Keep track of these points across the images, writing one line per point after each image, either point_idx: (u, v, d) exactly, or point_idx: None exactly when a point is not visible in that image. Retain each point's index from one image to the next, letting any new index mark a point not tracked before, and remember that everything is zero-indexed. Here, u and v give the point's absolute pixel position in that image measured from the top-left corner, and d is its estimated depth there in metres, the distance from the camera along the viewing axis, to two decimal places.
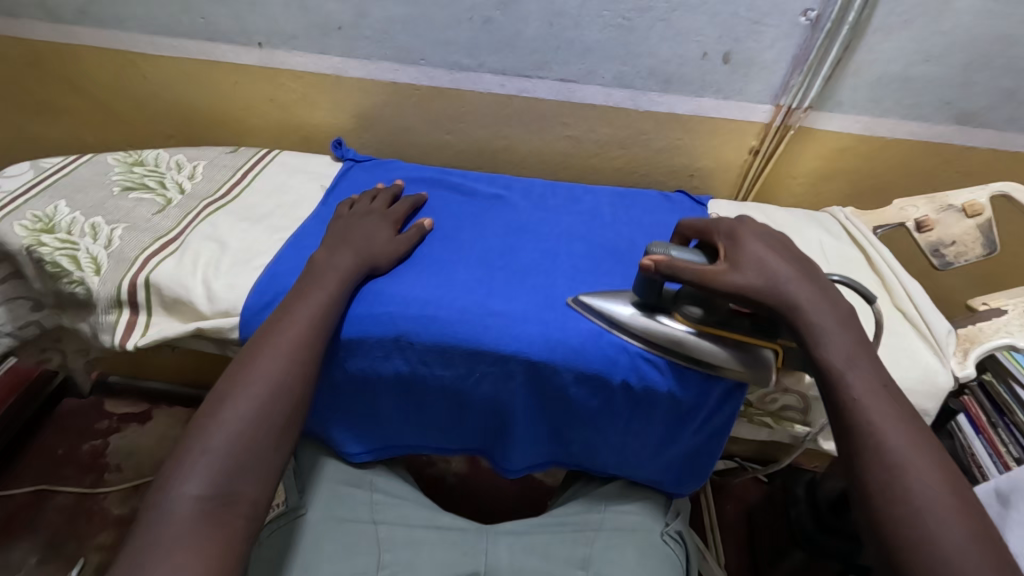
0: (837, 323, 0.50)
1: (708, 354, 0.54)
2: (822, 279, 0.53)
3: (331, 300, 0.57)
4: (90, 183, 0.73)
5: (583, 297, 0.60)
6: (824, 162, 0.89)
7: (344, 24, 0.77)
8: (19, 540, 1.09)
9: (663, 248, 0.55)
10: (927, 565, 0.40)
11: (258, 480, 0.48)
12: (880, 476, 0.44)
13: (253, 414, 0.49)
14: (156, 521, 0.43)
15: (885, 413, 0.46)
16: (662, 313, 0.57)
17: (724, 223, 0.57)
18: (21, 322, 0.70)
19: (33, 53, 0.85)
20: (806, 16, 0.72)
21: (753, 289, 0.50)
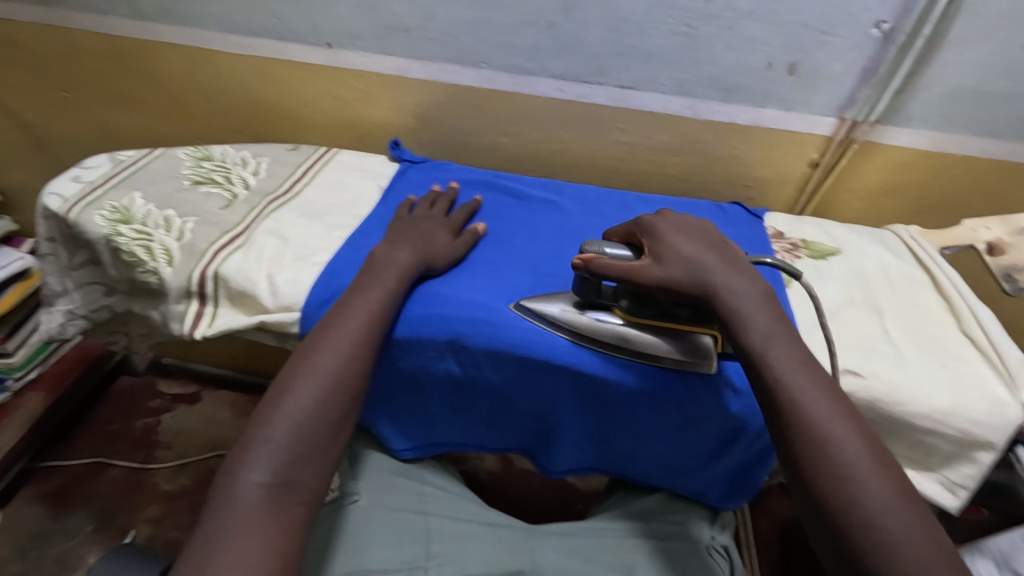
0: (755, 302, 0.53)
1: (650, 345, 0.57)
2: (742, 263, 0.57)
3: (389, 299, 0.58)
4: (163, 176, 0.76)
5: (524, 302, 0.60)
6: (885, 176, 0.85)
7: (411, 26, 0.79)
8: (76, 508, 1.15)
9: (595, 248, 0.58)
10: (858, 524, 0.44)
11: (315, 469, 0.50)
12: (806, 446, 0.47)
13: (314, 406, 0.51)
14: (226, 505, 0.46)
15: (806, 386, 0.49)
16: (599, 309, 0.59)
17: (645, 221, 0.60)
18: (95, 306, 0.75)
19: (116, 48, 0.90)
20: (879, 27, 0.70)
21: (675, 277, 0.54)
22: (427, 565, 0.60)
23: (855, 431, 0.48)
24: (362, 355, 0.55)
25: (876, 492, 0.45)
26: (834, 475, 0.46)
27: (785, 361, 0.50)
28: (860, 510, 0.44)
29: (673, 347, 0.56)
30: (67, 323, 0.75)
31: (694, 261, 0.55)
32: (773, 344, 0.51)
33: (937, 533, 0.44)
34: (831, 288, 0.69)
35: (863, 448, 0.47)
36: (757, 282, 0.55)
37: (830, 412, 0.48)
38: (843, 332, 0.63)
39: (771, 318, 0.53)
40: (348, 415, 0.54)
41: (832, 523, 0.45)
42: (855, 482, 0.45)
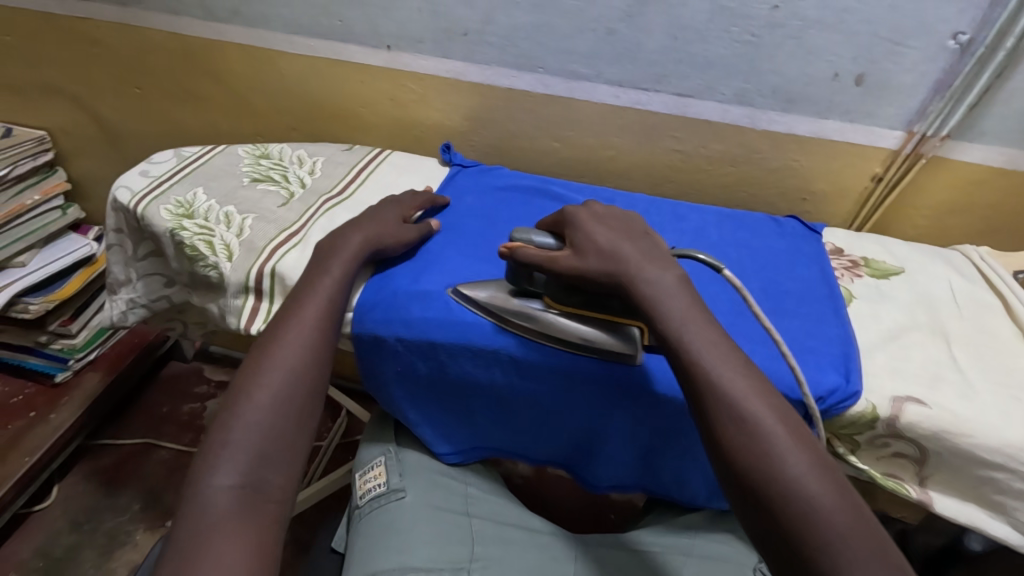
0: (671, 286, 0.53)
1: (577, 333, 0.58)
2: (662, 251, 0.57)
3: (336, 292, 0.60)
4: (224, 173, 0.79)
5: (461, 287, 0.62)
6: (954, 194, 0.81)
7: (470, 30, 0.80)
8: (126, 486, 1.20)
9: (524, 235, 0.60)
10: (784, 497, 0.43)
11: (282, 467, 0.50)
12: (729, 425, 0.46)
13: (272, 401, 0.52)
14: (192, 511, 0.45)
15: (723, 363, 0.49)
16: (532, 298, 0.60)
17: (569, 212, 0.62)
18: (155, 296, 0.78)
19: (187, 48, 0.93)
20: (955, 39, 0.67)
21: (590, 266, 0.56)
22: (471, 566, 0.58)
23: (774, 407, 0.47)
24: (318, 346, 0.57)
25: (797, 466, 0.44)
26: (752, 453, 0.45)
27: (701, 343, 0.50)
28: (783, 485, 0.43)
29: (600, 334, 0.57)
30: (129, 311, 0.79)
31: (609, 250, 0.56)
32: (689, 327, 0.51)
33: (860, 502, 0.43)
34: (894, 310, 0.66)
35: (781, 421, 0.46)
36: (672, 267, 0.55)
37: (746, 390, 0.47)
38: (907, 357, 0.61)
39: (687, 301, 0.53)
40: (308, 407, 0.54)
41: (755, 500, 0.44)
42: (775, 457, 0.44)
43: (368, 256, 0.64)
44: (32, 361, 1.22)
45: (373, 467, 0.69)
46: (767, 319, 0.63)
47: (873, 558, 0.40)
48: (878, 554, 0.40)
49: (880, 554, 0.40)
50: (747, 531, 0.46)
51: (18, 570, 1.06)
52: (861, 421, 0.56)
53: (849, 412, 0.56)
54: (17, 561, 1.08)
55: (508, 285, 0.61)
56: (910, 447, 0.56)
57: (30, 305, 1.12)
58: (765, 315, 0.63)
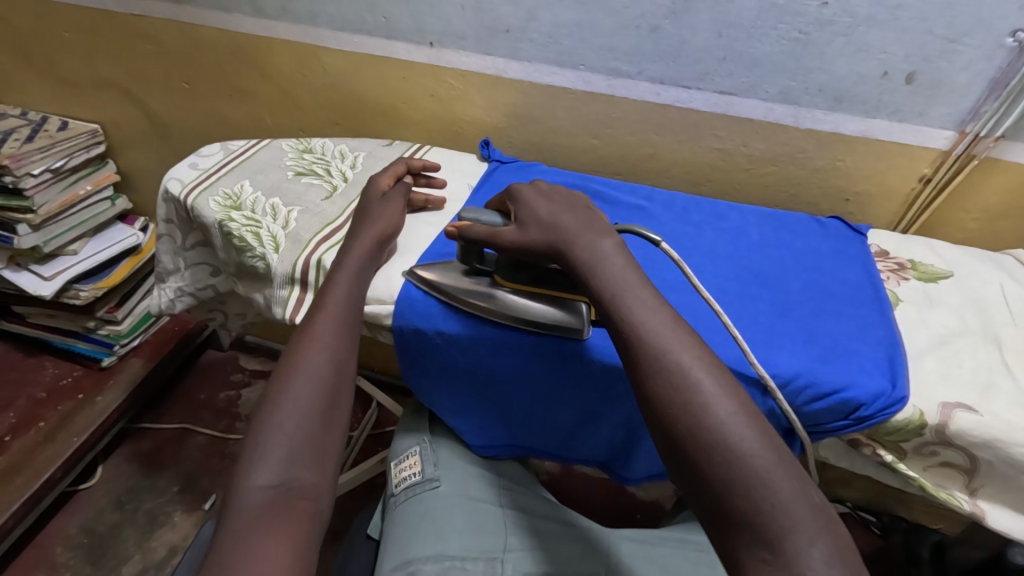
0: (607, 250, 0.54)
1: (524, 308, 0.59)
2: (602, 223, 0.58)
3: (354, 303, 0.61)
4: (269, 166, 0.81)
5: (415, 270, 0.64)
6: (1009, 197, 0.79)
7: (513, 27, 0.80)
8: (166, 468, 1.24)
9: (470, 215, 0.63)
10: (710, 449, 0.42)
11: (315, 467, 0.51)
12: (658, 384, 0.46)
13: (302, 408, 0.53)
14: (229, 511, 0.46)
15: (651, 321, 0.49)
16: (483, 276, 0.63)
17: (516, 190, 0.64)
18: (201, 285, 0.80)
19: (235, 43, 0.95)
20: (1015, 36, 0.65)
21: (529, 239, 0.58)
22: (503, 558, 0.58)
23: (700, 359, 0.47)
24: (341, 354, 0.58)
25: (721, 414, 0.43)
26: (677, 405, 0.44)
27: (631, 300, 0.50)
28: (705, 433, 0.42)
29: (547, 309, 0.59)
30: (176, 299, 0.81)
31: (550, 222, 0.58)
32: (622, 285, 0.52)
33: (785, 448, 0.42)
34: (943, 315, 0.65)
35: (706, 372, 0.46)
36: (608, 234, 0.56)
37: (671, 342, 0.47)
38: (956, 363, 0.59)
39: (621, 263, 0.53)
40: (334, 412, 0.55)
41: (680, 452, 0.43)
42: (699, 405, 0.44)
43: (379, 258, 0.65)
44: (81, 345, 1.28)
45: (407, 457, 0.70)
46: (809, 320, 0.62)
47: (793, 501, 0.39)
48: (800, 497, 0.40)
49: (803, 498, 0.40)
50: (677, 485, 0.45)
51: (64, 545, 1.11)
52: (908, 428, 0.55)
53: (896, 418, 0.55)
54: (64, 536, 1.12)
55: (461, 264, 0.64)
56: (959, 457, 0.55)
57: (81, 292, 1.17)
58: (810, 316, 0.62)
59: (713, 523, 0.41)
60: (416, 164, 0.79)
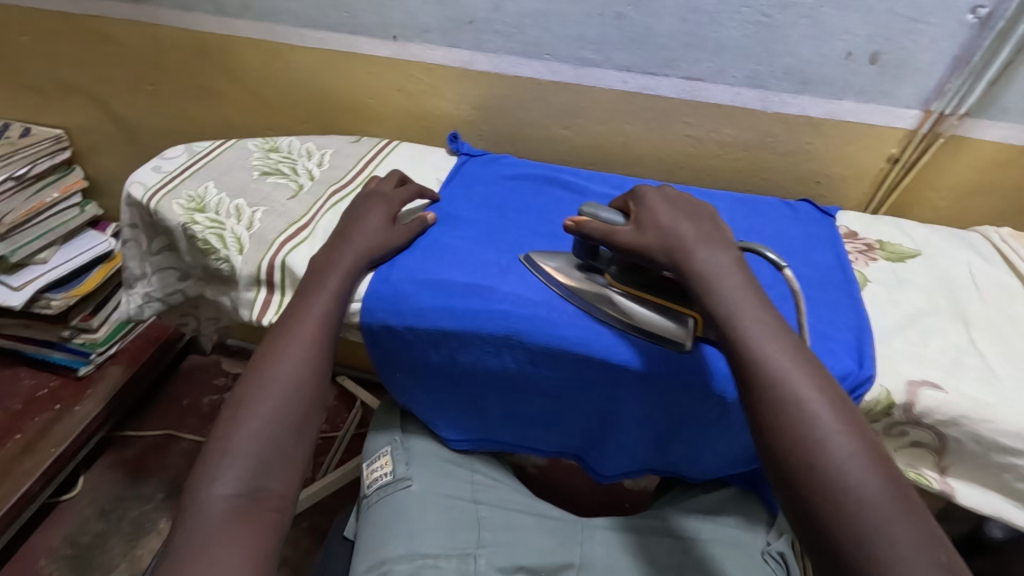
0: (725, 267, 0.53)
1: (632, 314, 0.57)
2: (723, 235, 0.57)
3: (336, 305, 0.60)
4: (234, 167, 0.79)
5: (533, 254, 0.65)
6: (977, 174, 0.79)
7: (476, 18, 0.79)
8: (151, 476, 1.23)
9: (592, 210, 0.60)
10: (825, 486, 0.42)
11: (280, 475, 0.50)
12: (772, 408, 0.46)
13: (272, 414, 0.52)
14: (192, 519, 0.46)
15: (773, 344, 0.48)
16: (595, 275, 0.61)
17: (639, 193, 0.62)
18: (170, 289, 0.79)
19: (197, 42, 0.94)
20: (975, 13, 0.65)
21: (647, 242, 0.56)
22: (477, 553, 0.60)
23: (822, 389, 0.46)
24: (318, 357, 0.57)
25: (842, 451, 0.43)
26: (794, 435, 0.44)
27: (749, 319, 0.50)
28: (824, 468, 0.42)
29: (659, 317, 0.56)
30: (145, 305, 0.80)
31: (668, 228, 0.56)
32: (740, 305, 0.50)
33: (912, 496, 0.41)
34: (912, 295, 0.65)
35: (830, 405, 0.45)
36: (729, 250, 0.55)
37: (794, 370, 0.47)
38: (925, 342, 0.60)
39: (739, 281, 0.52)
40: (306, 420, 0.54)
41: (791, 483, 0.44)
42: (818, 439, 0.44)
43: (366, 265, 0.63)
44: (56, 356, 1.25)
45: (379, 457, 0.70)
46: (775, 304, 0.61)
47: (916, 556, 0.39)
48: (925, 553, 0.39)
49: (928, 553, 0.39)
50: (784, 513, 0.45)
51: (49, 557, 1.10)
52: (878, 409, 0.55)
53: (864, 399, 0.55)
54: (49, 548, 1.11)
55: (575, 261, 0.63)
56: (928, 436, 0.55)
57: (52, 301, 1.15)
58: (780, 301, 0.62)
59: (822, 561, 0.41)
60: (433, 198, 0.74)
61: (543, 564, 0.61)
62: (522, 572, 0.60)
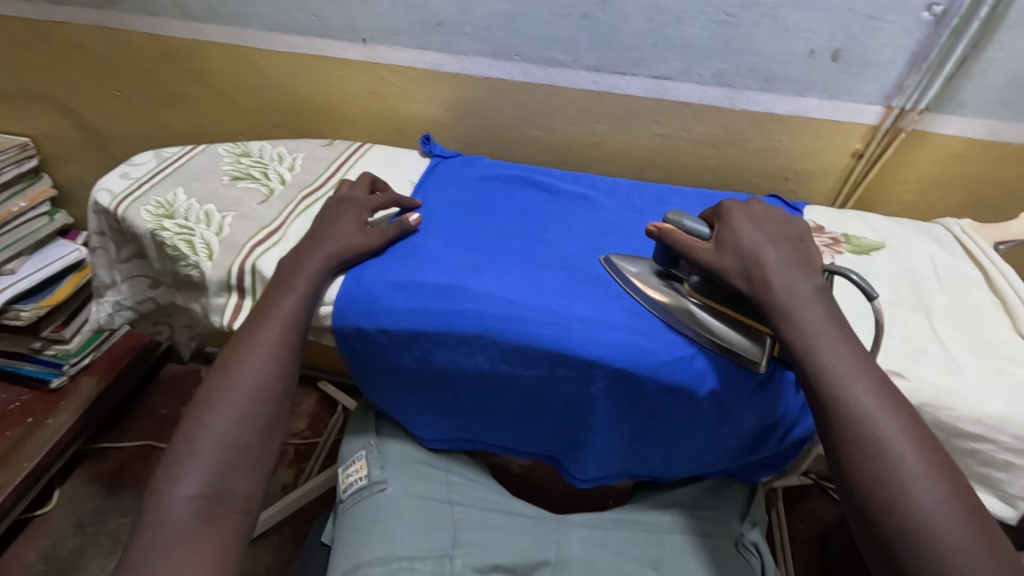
0: (806, 298, 0.53)
1: (708, 324, 0.57)
2: (805, 262, 0.57)
3: (304, 305, 0.60)
4: (205, 172, 0.79)
5: (613, 257, 0.66)
6: (939, 168, 0.81)
7: (445, 20, 0.79)
8: (130, 487, 1.21)
9: (676, 218, 0.61)
10: (908, 530, 0.44)
11: (246, 477, 0.51)
12: (851, 448, 0.47)
13: (236, 417, 0.53)
14: (155, 523, 0.47)
15: (856, 383, 0.49)
16: (675, 280, 0.61)
17: (726, 207, 0.62)
18: (140, 297, 0.77)
19: (165, 47, 0.93)
20: (930, 10, 0.66)
21: (727, 267, 0.56)
22: (452, 554, 0.62)
23: (905, 430, 0.47)
24: (285, 357, 0.57)
25: (923, 498, 0.44)
26: (875, 479, 0.46)
27: (833, 355, 0.50)
28: (905, 513, 0.44)
29: (735, 332, 0.56)
30: (115, 313, 0.79)
31: (750, 253, 0.56)
32: (820, 340, 0.51)
33: (994, 543, 0.43)
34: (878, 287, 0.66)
35: (912, 448, 0.46)
36: (811, 277, 0.55)
37: (877, 412, 0.48)
38: (890, 333, 0.61)
39: (821, 313, 0.53)
40: (272, 422, 0.55)
41: (873, 525, 0.45)
42: (901, 485, 0.45)
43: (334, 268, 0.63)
44: (28, 368, 1.23)
45: (354, 461, 0.71)
46: None
47: None
48: None
49: None
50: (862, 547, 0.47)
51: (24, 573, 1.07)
52: None
53: None
54: (24, 564, 1.09)
55: (655, 266, 0.63)
56: None
57: (21, 313, 1.13)
58: None
59: None
60: (407, 203, 0.73)
61: (519, 562, 0.62)
62: (498, 570, 0.62)
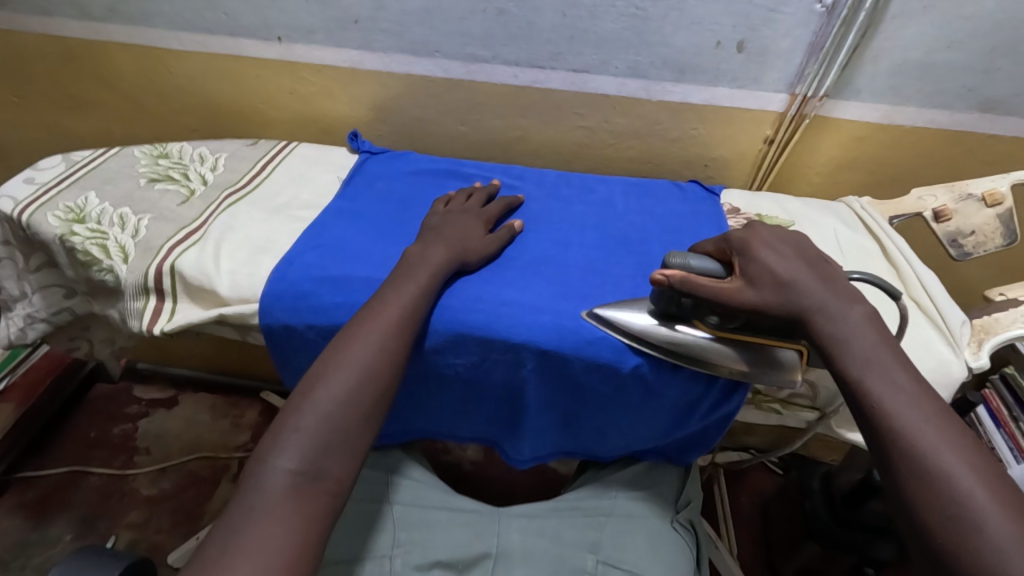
0: (862, 327, 0.50)
1: (733, 362, 0.56)
2: (847, 285, 0.53)
3: (423, 293, 0.57)
4: (119, 175, 0.76)
5: (597, 311, 0.59)
6: (842, 151, 0.88)
7: (361, 17, 0.79)
8: (56, 516, 1.10)
9: (682, 260, 0.56)
10: (982, 569, 0.39)
11: (344, 459, 0.49)
12: (913, 480, 0.44)
13: (342, 395, 0.51)
14: (253, 490, 0.45)
15: (915, 415, 0.46)
16: (683, 323, 0.57)
17: (736, 237, 0.57)
18: (55, 308, 0.72)
19: (65, 50, 0.89)
20: (822, 3, 0.71)
21: (767, 304, 0.52)
22: (392, 554, 0.62)
23: (971, 464, 0.44)
24: (394, 346, 0.54)
25: (968, 487, 0.42)
26: (916, 469, 0.44)
27: (886, 388, 0.47)
28: (948, 504, 0.42)
29: (757, 363, 0.56)
30: (27, 327, 0.72)
31: (791, 284, 0.52)
32: (871, 369, 0.48)
33: None
34: None
35: (951, 440, 0.45)
36: (860, 303, 0.52)
37: (911, 405, 0.46)
38: None
39: (873, 338, 0.50)
40: (378, 407, 0.52)
41: (946, 567, 0.41)
42: (942, 475, 0.43)
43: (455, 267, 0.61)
44: None
45: None
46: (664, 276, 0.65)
47: None
48: None
49: None
50: None
51: None
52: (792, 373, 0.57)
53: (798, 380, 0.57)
54: None
55: (653, 308, 0.58)
56: (802, 385, 0.65)
57: None
58: None
59: None
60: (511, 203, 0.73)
61: (459, 558, 0.63)
62: (438, 567, 0.62)
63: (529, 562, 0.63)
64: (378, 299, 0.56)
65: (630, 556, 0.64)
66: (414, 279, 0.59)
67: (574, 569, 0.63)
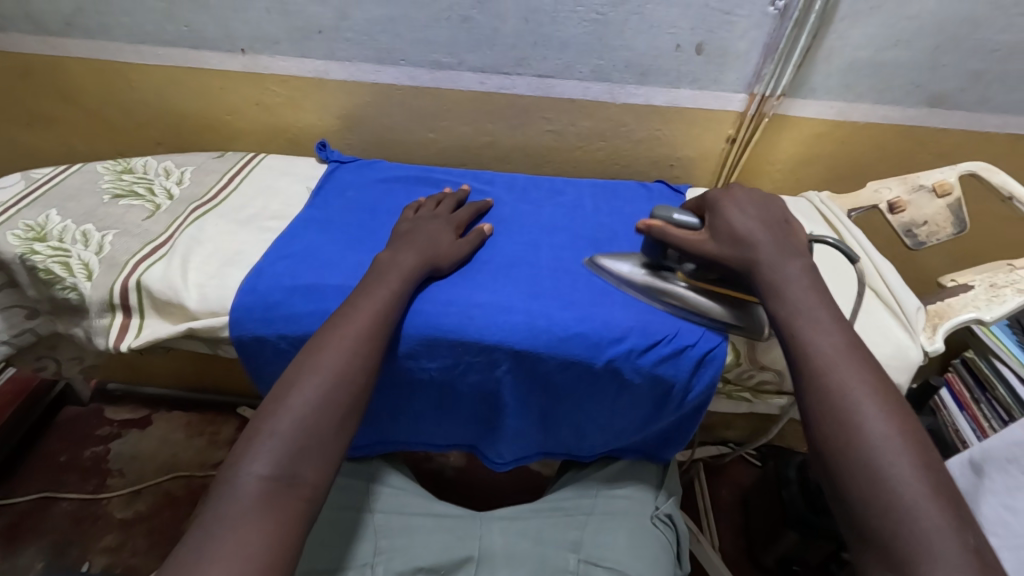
0: (814, 306, 0.52)
1: (707, 308, 0.61)
2: (796, 243, 0.57)
3: (394, 300, 0.58)
4: (81, 192, 0.74)
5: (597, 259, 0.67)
6: (801, 148, 0.90)
7: (324, 28, 0.79)
8: (26, 545, 1.07)
9: (665, 214, 0.61)
10: (860, 474, 0.43)
11: (321, 465, 0.49)
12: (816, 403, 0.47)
13: (316, 399, 0.51)
14: (226, 498, 0.45)
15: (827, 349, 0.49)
16: (664, 272, 0.63)
17: (715, 195, 0.62)
18: (16, 330, 0.68)
19: (21, 66, 0.87)
20: (774, 5, 0.73)
21: (723, 253, 0.57)
22: (375, 561, 0.62)
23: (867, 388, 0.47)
24: (368, 352, 0.54)
25: (880, 447, 0.43)
26: (838, 439, 0.45)
27: (814, 331, 0.50)
28: (860, 461, 0.43)
29: (726, 311, 0.61)
30: None
31: (746, 237, 0.56)
32: (800, 317, 0.51)
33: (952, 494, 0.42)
34: None
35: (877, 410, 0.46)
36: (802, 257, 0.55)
37: (840, 369, 0.48)
38: None
39: (809, 295, 0.52)
40: (353, 410, 0.52)
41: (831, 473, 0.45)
42: (865, 448, 0.44)
43: (427, 272, 0.62)
44: None
45: None
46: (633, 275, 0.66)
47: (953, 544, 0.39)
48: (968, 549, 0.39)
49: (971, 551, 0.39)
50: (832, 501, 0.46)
51: None
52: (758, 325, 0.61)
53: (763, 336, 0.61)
54: None
55: (643, 259, 0.65)
56: (772, 376, 0.66)
57: None
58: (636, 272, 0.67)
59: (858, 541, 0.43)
60: (481, 207, 0.74)
61: (443, 561, 0.63)
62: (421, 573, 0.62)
63: (511, 563, 0.63)
64: (350, 305, 0.57)
65: (611, 553, 0.64)
66: (387, 286, 0.59)
67: (555, 569, 0.63)
